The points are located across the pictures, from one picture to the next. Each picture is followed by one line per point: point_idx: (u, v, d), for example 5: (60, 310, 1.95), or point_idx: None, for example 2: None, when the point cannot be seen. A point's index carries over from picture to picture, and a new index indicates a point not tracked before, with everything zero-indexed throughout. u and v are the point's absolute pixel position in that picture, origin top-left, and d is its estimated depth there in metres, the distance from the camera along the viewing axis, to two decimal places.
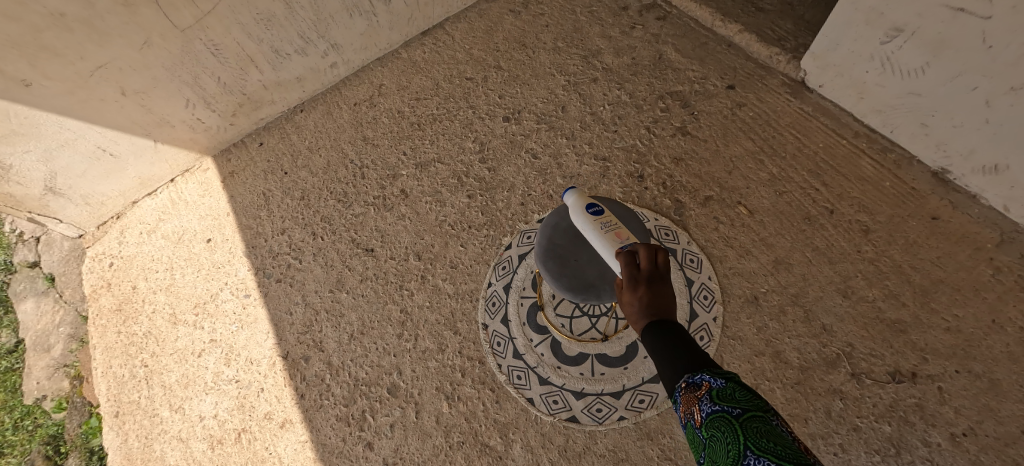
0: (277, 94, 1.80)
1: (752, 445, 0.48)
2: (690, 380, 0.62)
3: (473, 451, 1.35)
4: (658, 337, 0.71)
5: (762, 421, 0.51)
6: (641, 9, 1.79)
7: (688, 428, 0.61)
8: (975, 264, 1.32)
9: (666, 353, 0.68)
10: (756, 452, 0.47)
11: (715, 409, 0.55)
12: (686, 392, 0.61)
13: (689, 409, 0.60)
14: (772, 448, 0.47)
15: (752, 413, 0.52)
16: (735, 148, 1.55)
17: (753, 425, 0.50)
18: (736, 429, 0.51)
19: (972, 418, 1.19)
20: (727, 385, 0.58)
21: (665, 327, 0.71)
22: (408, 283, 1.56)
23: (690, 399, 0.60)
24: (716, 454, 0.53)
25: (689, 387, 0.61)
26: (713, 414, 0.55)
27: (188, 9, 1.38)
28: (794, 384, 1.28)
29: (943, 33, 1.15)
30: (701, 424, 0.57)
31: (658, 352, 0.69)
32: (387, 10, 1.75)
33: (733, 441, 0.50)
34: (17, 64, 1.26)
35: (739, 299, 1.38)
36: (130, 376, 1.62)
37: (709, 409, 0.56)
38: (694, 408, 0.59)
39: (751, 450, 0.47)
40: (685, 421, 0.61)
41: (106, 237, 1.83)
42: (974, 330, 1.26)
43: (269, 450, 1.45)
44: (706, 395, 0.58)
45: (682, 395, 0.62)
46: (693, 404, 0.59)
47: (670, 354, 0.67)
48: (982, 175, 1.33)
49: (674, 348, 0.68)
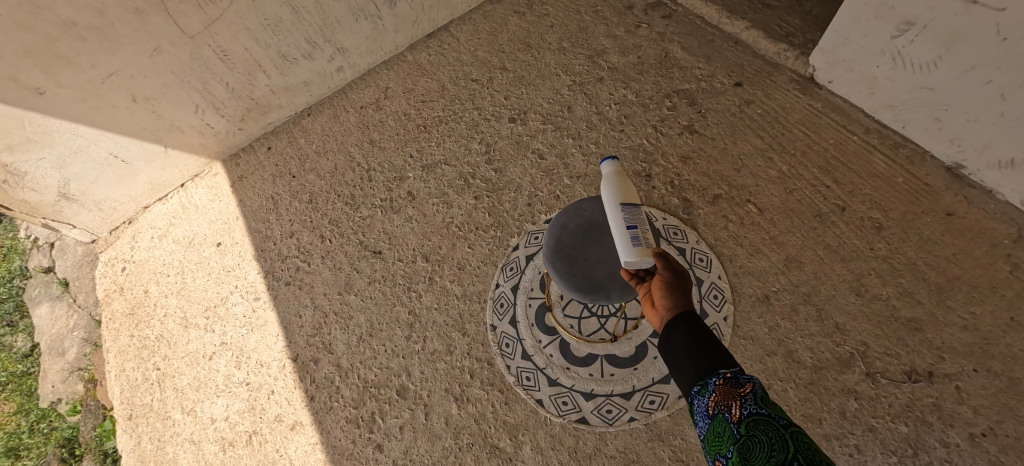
0: (285, 99, 1.82)
1: (799, 454, 0.50)
2: (734, 376, 0.65)
3: (483, 453, 1.35)
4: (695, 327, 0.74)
5: (808, 437, 0.53)
6: (647, 7, 1.78)
7: (713, 418, 0.64)
8: (993, 261, 1.29)
9: (698, 342, 0.72)
10: (803, 461, 0.49)
11: (758, 412, 0.58)
12: (725, 386, 0.64)
13: (726, 401, 0.62)
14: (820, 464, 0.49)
15: (798, 428, 0.55)
16: (743, 146, 1.53)
17: (802, 438, 0.53)
18: (783, 436, 0.53)
19: (992, 418, 1.16)
20: (770, 397, 0.61)
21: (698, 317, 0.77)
22: (416, 284, 1.56)
23: (730, 393, 0.63)
24: (748, 449, 0.55)
25: (731, 382, 0.64)
26: (760, 417, 0.57)
27: (197, 16, 1.40)
28: (808, 384, 1.26)
29: (956, 26, 1.13)
30: (737, 419, 0.59)
31: (690, 339, 0.73)
32: (392, 13, 1.75)
33: (778, 444, 0.52)
34: (31, 72, 1.28)
35: (749, 298, 1.37)
36: (143, 379, 1.64)
37: (752, 410, 0.59)
38: (733, 403, 0.62)
39: (798, 458, 0.50)
40: (714, 412, 0.63)
41: (119, 242, 1.85)
42: (992, 328, 1.23)
43: (279, 453, 1.45)
44: (750, 395, 0.61)
45: (719, 386, 0.65)
46: (734, 398, 0.62)
47: (706, 344, 0.71)
48: (998, 170, 1.30)
49: (709, 340, 0.72)
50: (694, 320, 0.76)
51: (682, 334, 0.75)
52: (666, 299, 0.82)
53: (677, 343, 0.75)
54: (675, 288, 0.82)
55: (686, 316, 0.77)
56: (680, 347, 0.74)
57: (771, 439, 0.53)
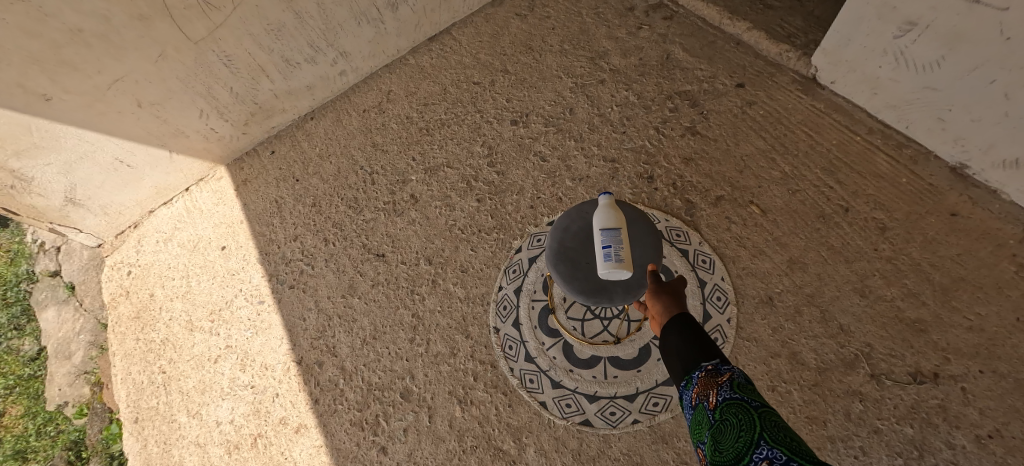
0: (288, 103, 1.83)
1: (765, 432, 0.53)
2: (716, 367, 0.67)
3: (486, 456, 1.35)
4: (686, 327, 0.76)
5: (777, 417, 0.56)
6: (648, 9, 1.78)
7: (695, 407, 0.66)
8: (998, 261, 1.29)
9: (689, 340, 0.74)
10: (768, 440, 0.52)
11: (733, 397, 0.60)
12: (707, 377, 0.66)
13: (706, 391, 0.65)
14: (785, 441, 0.52)
15: (769, 409, 0.57)
16: (745, 147, 1.53)
17: (770, 418, 0.55)
18: (753, 416, 0.56)
19: (998, 419, 1.16)
20: (747, 382, 0.63)
21: (691, 319, 0.78)
22: (419, 287, 1.56)
23: (709, 383, 0.65)
24: (721, 432, 0.58)
25: (711, 372, 0.66)
26: (732, 401, 0.59)
27: (201, 21, 1.41)
28: (812, 386, 1.26)
29: (959, 25, 1.13)
30: (714, 406, 0.62)
31: (680, 336, 0.75)
32: (394, 17, 1.76)
33: (746, 424, 0.55)
34: (37, 79, 1.30)
35: (753, 299, 1.36)
36: (149, 383, 1.65)
37: (727, 395, 0.61)
38: (711, 392, 0.64)
39: (764, 437, 0.52)
40: (695, 402, 0.66)
41: (124, 246, 1.86)
42: (998, 328, 1.23)
43: (284, 455, 1.46)
44: (727, 383, 0.62)
45: (701, 378, 0.67)
46: (712, 387, 0.64)
47: (694, 341, 0.73)
48: (1002, 170, 1.29)
49: (698, 337, 0.74)
50: (683, 319, 0.78)
51: (675, 334, 0.77)
52: (660, 305, 0.85)
53: (670, 342, 0.77)
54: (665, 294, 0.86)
55: (676, 317, 0.80)
56: (672, 346, 0.76)
57: (740, 421, 0.56)
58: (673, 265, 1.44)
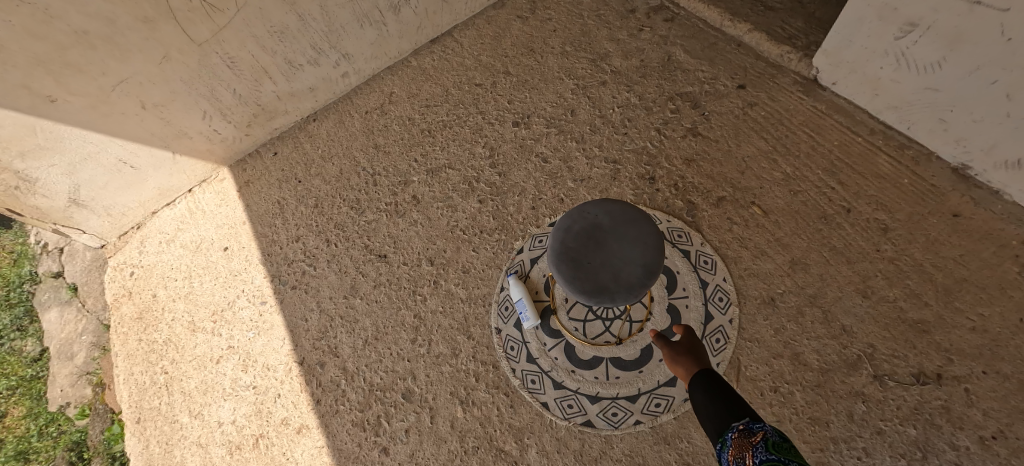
0: (291, 104, 1.83)
1: None
2: (747, 426, 0.72)
3: (488, 456, 1.35)
4: (709, 386, 0.84)
5: None
6: (650, 11, 1.79)
7: None
8: (1001, 261, 1.28)
9: (715, 399, 0.81)
10: None
11: (769, 457, 0.64)
12: (741, 437, 0.71)
13: (741, 453, 0.69)
14: None
15: None
16: (747, 148, 1.53)
17: None
18: None
19: (1002, 420, 1.15)
20: (781, 441, 0.67)
21: (713, 376, 0.86)
22: (421, 288, 1.57)
23: (744, 444, 0.70)
24: None
25: (744, 433, 0.71)
26: (768, 461, 0.63)
27: (205, 24, 1.42)
28: (815, 386, 1.26)
29: (960, 26, 1.13)
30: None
31: (707, 396, 0.82)
32: (397, 19, 1.77)
33: None
34: (42, 81, 1.31)
35: (755, 300, 1.36)
36: (151, 383, 1.65)
37: (763, 456, 0.65)
38: (746, 452, 0.68)
39: None
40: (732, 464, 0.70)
41: (127, 247, 1.87)
42: (1002, 329, 1.23)
43: (286, 456, 1.46)
44: (761, 443, 0.67)
45: (735, 439, 0.72)
46: (747, 448, 0.68)
47: (721, 400, 0.80)
48: (1004, 170, 1.30)
49: (723, 394, 0.81)
50: (706, 377, 0.85)
51: (701, 394, 0.84)
52: (681, 366, 0.93)
53: (699, 403, 0.83)
54: (684, 354, 0.95)
55: (700, 375, 0.87)
56: (702, 407, 0.82)
57: None
58: (675, 265, 1.44)
